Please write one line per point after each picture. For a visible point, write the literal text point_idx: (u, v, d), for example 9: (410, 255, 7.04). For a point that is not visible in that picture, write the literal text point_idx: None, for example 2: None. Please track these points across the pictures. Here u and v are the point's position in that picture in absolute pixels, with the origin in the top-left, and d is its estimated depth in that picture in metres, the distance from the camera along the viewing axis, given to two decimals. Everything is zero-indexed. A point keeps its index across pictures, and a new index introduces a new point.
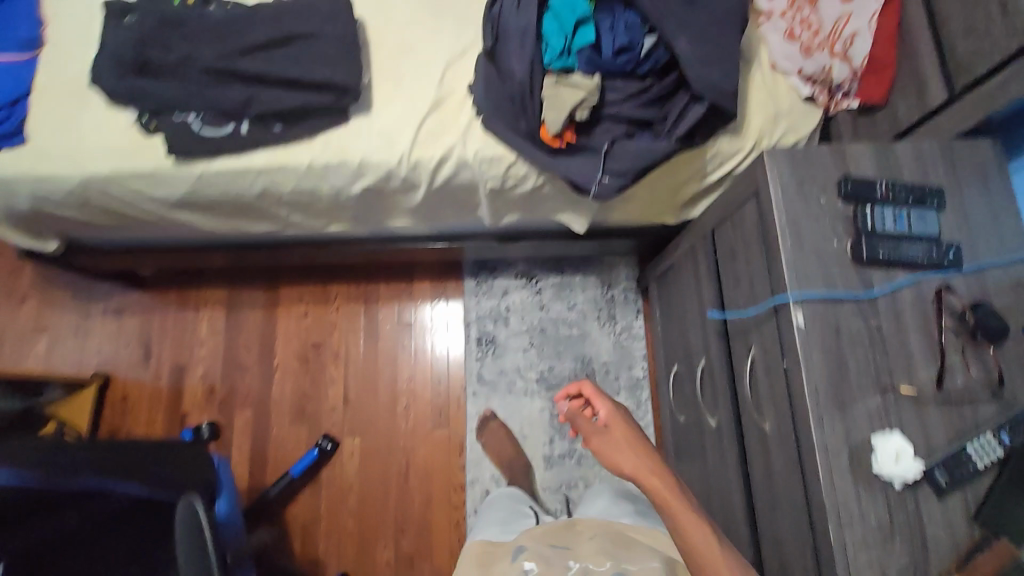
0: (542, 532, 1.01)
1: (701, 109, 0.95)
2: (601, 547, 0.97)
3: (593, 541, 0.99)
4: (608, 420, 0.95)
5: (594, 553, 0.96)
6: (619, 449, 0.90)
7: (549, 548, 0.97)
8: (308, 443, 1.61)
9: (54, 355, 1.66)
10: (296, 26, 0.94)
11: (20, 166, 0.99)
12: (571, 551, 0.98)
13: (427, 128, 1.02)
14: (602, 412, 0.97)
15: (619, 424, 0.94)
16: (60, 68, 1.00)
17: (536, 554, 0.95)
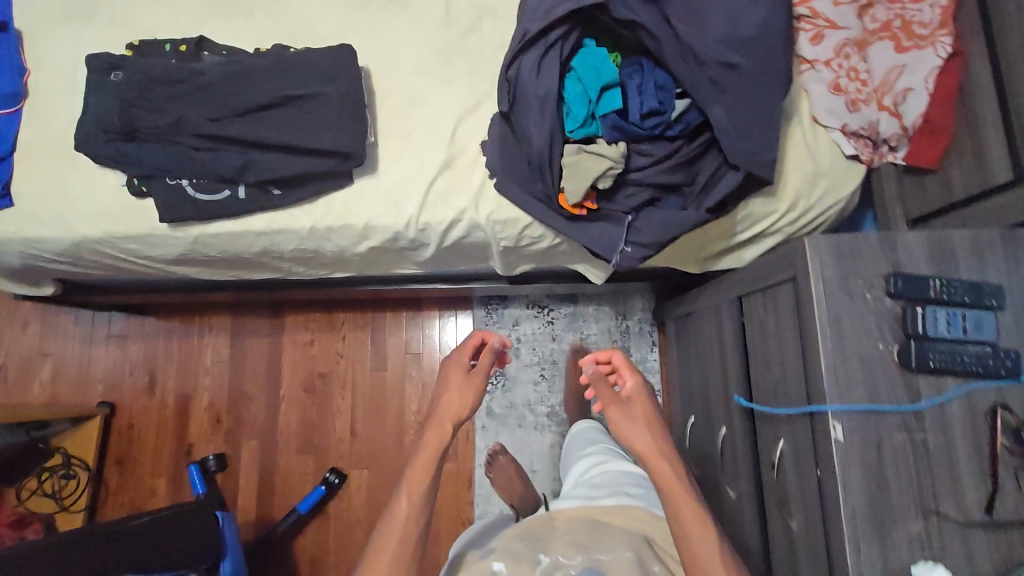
0: (512, 535, 0.92)
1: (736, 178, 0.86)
2: (575, 542, 0.88)
3: (565, 537, 0.90)
4: (632, 396, 0.90)
5: (566, 546, 0.87)
6: (636, 426, 0.86)
7: (520, 549, 0.88)
8: (314, 476, 1.58)
9: (60, 381, 1.64)
10: (294, 86, 0.87)
11: (7, 230, 0.94)
12: (544, 546, 0.89)
13: (437, 190, 0.95)
14: (628, 386, 0.91)
15: (638, 404, 0.89)
16: (47, 124, 0.95)
17: (505, 553, 0.86)
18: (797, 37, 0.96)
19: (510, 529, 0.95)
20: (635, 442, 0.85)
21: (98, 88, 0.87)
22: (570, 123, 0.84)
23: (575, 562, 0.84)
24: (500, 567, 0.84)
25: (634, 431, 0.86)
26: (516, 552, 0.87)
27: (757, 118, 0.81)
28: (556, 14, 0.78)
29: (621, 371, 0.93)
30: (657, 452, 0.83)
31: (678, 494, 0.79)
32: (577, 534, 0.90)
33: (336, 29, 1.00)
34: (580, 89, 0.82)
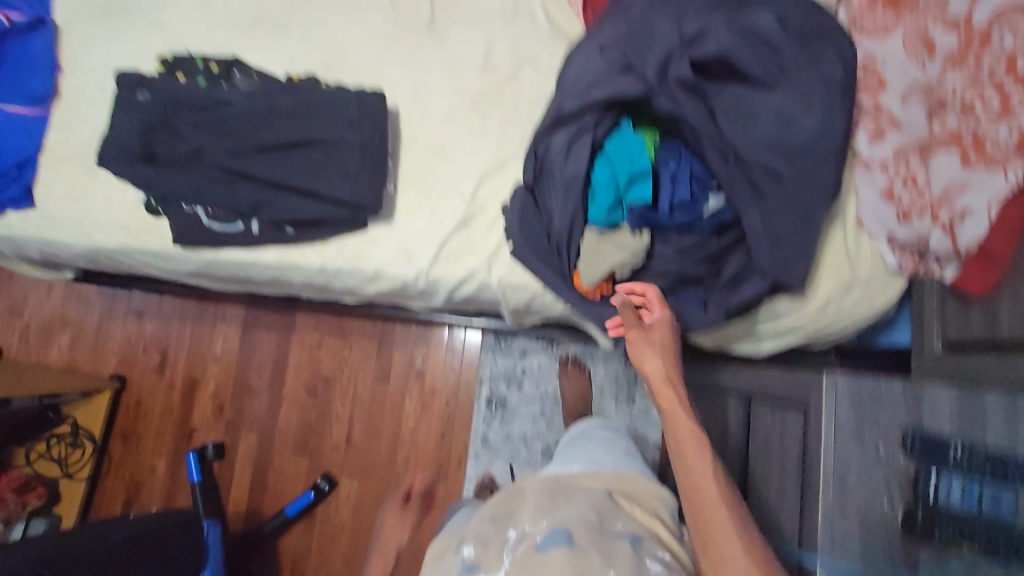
0: (482, 516, 0.83)
1: (762, 287, 0.80)
2: (543, 507, 0.78)
3: (534, 504, 0.80)
4: (655, 323, 0.81)
5: (534, 514, 0.77)
6: (650, 354, 0.78)
7: (488, 528, 0.78)
8: (306, 478, 1.60)
9: (78, 347, 1.70)
10: (317, 130, 0.85)
11: (28, 231, 0.95)
12: (513, 518, 0.79)
13: (451, 247, 0.92)
14: (653, 313, 0.82)
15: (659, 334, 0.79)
16: (76, 132, 0.95)
17: (475, 537, 0.77)
18: (857, 131, 0.91)
19: (480, 510, 0.85)
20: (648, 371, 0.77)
21: (124, 107, 0.86)
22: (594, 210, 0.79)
23: (541, 529, 0.72)
24: (467, 554, 0.75)
25: (648, 355, 0.78)
26: (483, 535, 0.77)
27: (795, 232, 0.75)
28: (594, 99, 0.75)
29: (648, 297, 0.83)
30: (665, 377, 0.76)
31: (677, 424, 0.72)
32: (545, 498, 0.81)
33: (371, 64, 0.97)
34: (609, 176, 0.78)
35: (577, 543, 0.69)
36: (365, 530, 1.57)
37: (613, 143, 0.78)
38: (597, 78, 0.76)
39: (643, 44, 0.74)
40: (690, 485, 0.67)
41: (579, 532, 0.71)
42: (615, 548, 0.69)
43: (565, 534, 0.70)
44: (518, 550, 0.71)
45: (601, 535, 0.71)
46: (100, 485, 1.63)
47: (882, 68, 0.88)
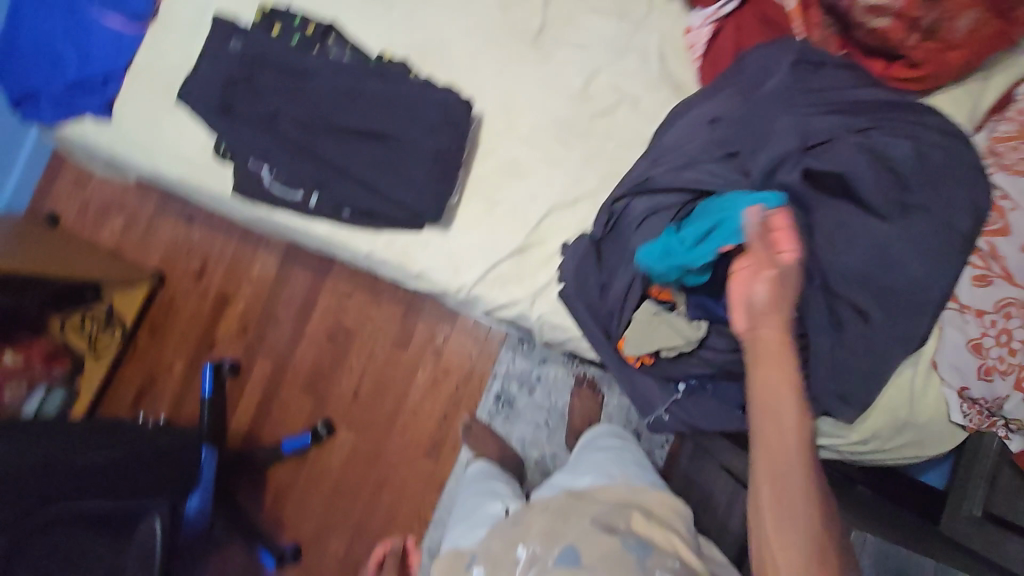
0: (490, 531, 0.82)
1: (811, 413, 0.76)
2: (553, 524, 0.77)
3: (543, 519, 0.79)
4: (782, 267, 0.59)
5: (544, 533, 0.76)
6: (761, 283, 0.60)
7: (500, 545, 0.78)
8: (307, 418, 1.65)
9: (127, 235, 1.74)
10: (396, 125, 0.81)
11: (99, 141, 0.95)
12: (524, 531, 0.78)
13: (501, 270, 0.89)
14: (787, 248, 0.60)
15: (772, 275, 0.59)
16: (162, 55, 0.93)
17: (487, 556, 0.78)
18: (961, 269, 0.79)
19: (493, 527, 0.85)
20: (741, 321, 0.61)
21: (213, 50, 0.84)
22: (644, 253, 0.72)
23: (550, 552, 0.73)
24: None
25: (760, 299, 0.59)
26: (495, 554, 0.77)
27: (864, 375, 0.69)
28: (684, 181, 0.72)
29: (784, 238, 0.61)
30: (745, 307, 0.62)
31: (765, 374, 0.56)
32: (556, 515, 0.78)
33: (468, 59, 0.91)
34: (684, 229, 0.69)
35: (587, 564, 0.70)
36: (350, 481, 1.63)
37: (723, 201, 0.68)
38: (695, 159, 0.73)
39: (753, 137, 0.71)
40: (775, 454, 0.53)
41: (587, 548, 0.71)
42: (622, 557, 0.70)
43: (573, 555, 0.71)
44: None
45: (612, 549, 0.71)
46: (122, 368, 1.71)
47: (1010, 210, 0.77)
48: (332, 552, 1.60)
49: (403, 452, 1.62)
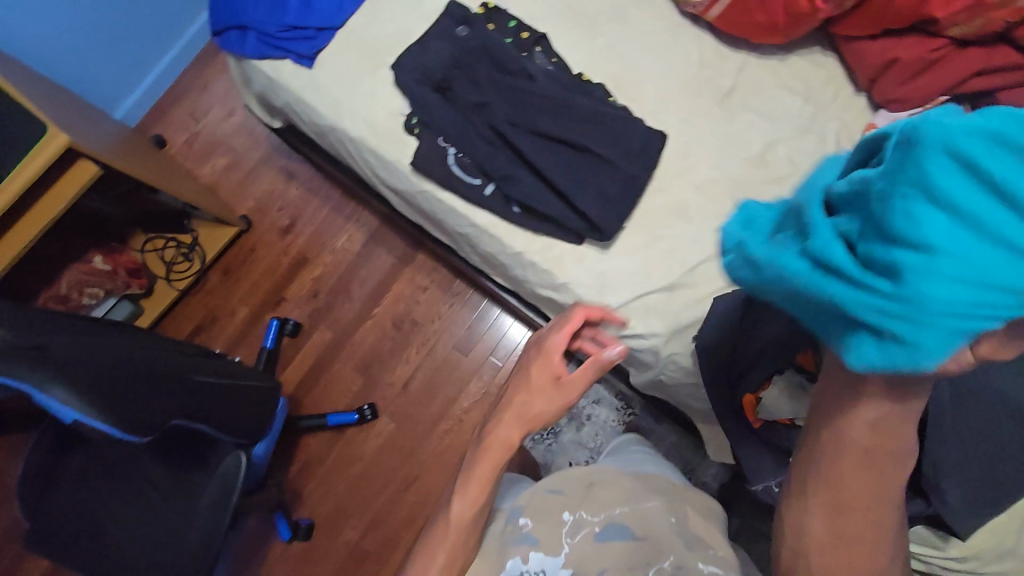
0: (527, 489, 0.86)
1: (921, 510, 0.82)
2: (600, 494, 0.84)
3: (592, 487, 0.85)
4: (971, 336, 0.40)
5: (590, 500, 0.83)
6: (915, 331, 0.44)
7: (546, 503, 0.83)
8: (353, 397, 1.64)
9: (228, 176, 1.78)
10: (598, 142, 0.85)
11: (292, 86, 0.98)
12: (569, 495, 0.84)
13: (646, 301, 0.91)
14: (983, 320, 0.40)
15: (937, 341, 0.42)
16: (377, 22, 0.97)
17: (534, 509, 0.83)
18: None
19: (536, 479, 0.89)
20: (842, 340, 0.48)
21: (443, 33, 0.89)
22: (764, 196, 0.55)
23: (597, 519, 0.81)
24: (525, 524, 0.81)
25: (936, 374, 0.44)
26: (543, 508, 0.83)
27: None
28: None
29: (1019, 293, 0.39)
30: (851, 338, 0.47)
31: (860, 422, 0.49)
32: (607, 486, 0.85)
33: (658, 100, 0.96)
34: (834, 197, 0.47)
35: (638, 536, 0.79)
36: (377, 469, 1.60)
37: (1001, 211, 0.37)
38: None
39: None
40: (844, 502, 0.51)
41: (635, 524, 0.80)
42: (671, 533, 0.79)
43: (624, 527, 0.80)
44: (576, 536, 0.80)
45: (659, 526, 0.80)
46: (183, 303, 1.69)
47: None
48: (344, 538, 1.55)
49: (437, 456, 1.59)
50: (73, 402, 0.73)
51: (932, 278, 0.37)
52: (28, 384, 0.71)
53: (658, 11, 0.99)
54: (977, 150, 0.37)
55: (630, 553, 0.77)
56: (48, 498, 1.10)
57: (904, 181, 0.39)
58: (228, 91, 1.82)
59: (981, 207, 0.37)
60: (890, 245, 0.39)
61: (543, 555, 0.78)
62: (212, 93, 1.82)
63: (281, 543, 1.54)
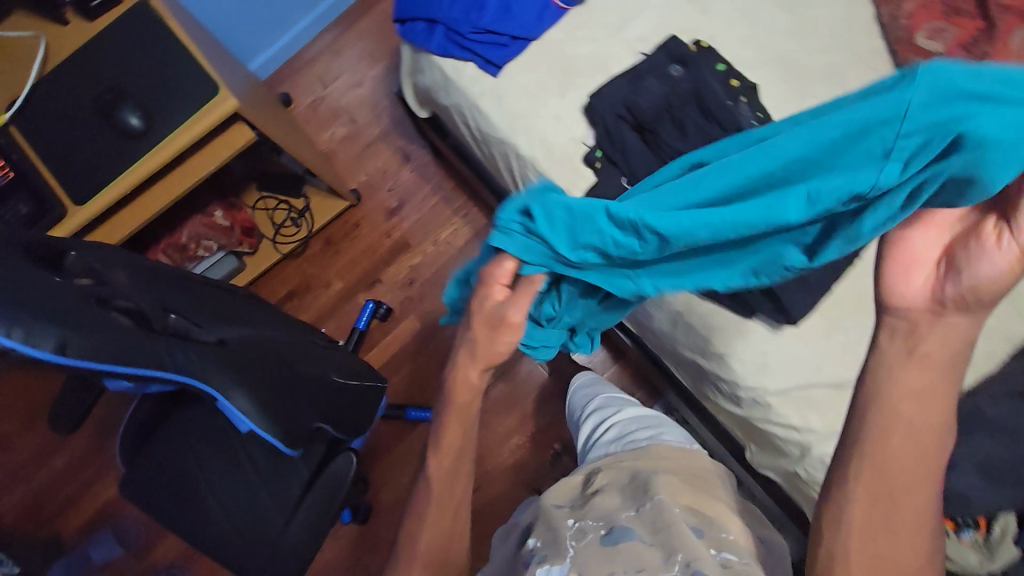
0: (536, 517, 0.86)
1: None
2: (607, 506, 0.79)
3: (600, 502, 0.81)
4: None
5: (597, 510, 0.79)
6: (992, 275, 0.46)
7: (552, 522, 0.80)
8: (431, 392, 1.62)
9: (344, 147, 1.76)
10: None
11: (473, 92, 0.94)
12: (579, 513, 0.81)
13: (810, 394, 0.84)
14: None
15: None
16: (574, 41, 0.91)
17: (540, 531, 0.80)
18: None
19: (548, 500, 0.90)
20: (899, 298, 0.50)
21: (655, 70, 0.83)
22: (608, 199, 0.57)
23: (602, 524, 0.74)
24: (535, 546, 0.77)
25: (992, 281, 0.45)
26: (549, 524, 0.81)
27: None
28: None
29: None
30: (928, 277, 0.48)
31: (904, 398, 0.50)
32: (612, 494, 0.83)
33: None
34: (743, 160, 0.50)
35: (644, 538, 0.70)
36: None
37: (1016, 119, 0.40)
38: None
39: None
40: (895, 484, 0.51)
41: (641, 524, 0.72)
42: (678, 524, 0.70)
43: (630, 528, 0.72)
44: (583, 538, 0.74)
45: (664, 518, 0.71)
46: (280, 265, 1.69)
47: None
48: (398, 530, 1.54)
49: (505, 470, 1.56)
50: (252, 411, 0.66)
51: (991, 162, 0.40)
52: (215, 389, 0.62)
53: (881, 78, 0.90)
54: (970, 93, 0.40)
55: (637, 551, 0.68)
56: (142, 456, 1.08)
57: (913, 122, 0.41)
58: (358, 59, 1.79)
59: (998, 117, 0.39)
60: (910, 162, 0.43)
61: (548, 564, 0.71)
62: (343, 60, 1.79)
63: (340, 524, 1.54)
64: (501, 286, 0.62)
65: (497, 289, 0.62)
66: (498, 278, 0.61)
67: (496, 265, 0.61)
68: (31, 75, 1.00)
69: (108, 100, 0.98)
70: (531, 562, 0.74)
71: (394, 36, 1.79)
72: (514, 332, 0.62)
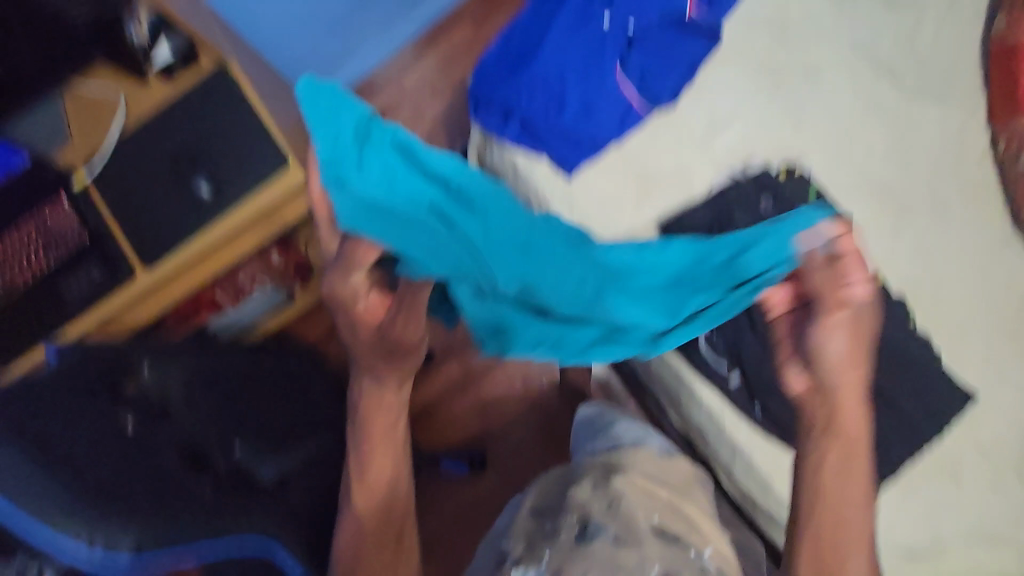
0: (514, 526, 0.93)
1: None
2: (583, 501, 0.87)
3: (577, 500, 0.89)
4: (861, 312, 0.66)
5: (576, 510, 0.86)
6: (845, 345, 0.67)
7: (529, 534, 0.88)
8: (464, 444, 1.57)
9: None
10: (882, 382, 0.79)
11: (544, 189, 0.89)
12: (555, 520, 0.88)
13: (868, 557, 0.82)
14: (857, 281, 0.66)
15: (861, 319, 0.67)
16: (655, 151, 0.87)
17: (519, 536, 0.88)
18: None
19: (524, 509, 0.96)
20: (791, 382, 0.72)
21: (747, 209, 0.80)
22: (472, 228, 0.59)
23: (577, 526, 0.82)
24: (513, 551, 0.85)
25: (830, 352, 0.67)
26: (525, 530, 0.90)
27: None
28: None
29: (860, 264, 0.66)
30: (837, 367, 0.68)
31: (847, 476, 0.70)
32: (585, 487, 0.91)
33: (960, 330, 0.82)
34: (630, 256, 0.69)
35: (616, 534, 0.78)
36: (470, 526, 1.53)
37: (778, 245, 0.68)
38: None
39: None
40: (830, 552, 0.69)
41: (616, 524, 0.80)
42: (643, 533, 0.78)
43: (601, 526, 0.80)
44: (559, 541, 0.80)
45: (633, 525, 0.80)
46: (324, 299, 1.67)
47: None
48: None
49: None
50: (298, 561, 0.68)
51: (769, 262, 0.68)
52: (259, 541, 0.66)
53: (986, 216, 0.84)
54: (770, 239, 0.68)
55: (608, 551, 0.74)
56: None
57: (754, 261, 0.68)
58: (417, 92, 1.75)
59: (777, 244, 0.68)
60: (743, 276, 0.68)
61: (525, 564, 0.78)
62: (403, 94, 1.76)
63: None
64: (367, 304, 0.64)
65: (367, 311, 0.64)
66: (350, 300, 0.63)
67: (339, 278, 0.61)
68: (112, 132, 1.01)
69: (183, 168, 1.00)
70: (507, 562, 0.83)
71: (456, 72, 1.75)
72: (407, 346, 0.67)
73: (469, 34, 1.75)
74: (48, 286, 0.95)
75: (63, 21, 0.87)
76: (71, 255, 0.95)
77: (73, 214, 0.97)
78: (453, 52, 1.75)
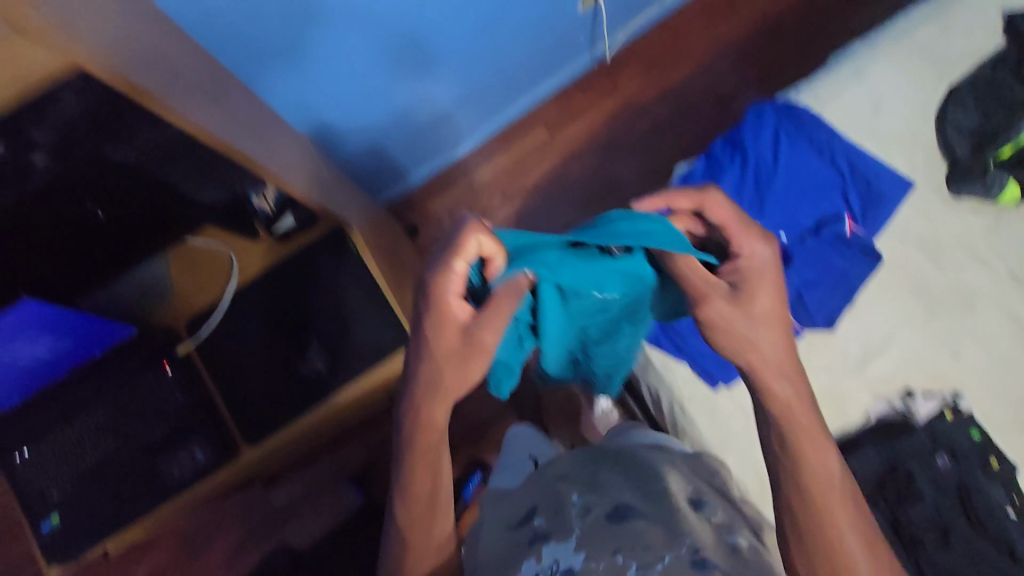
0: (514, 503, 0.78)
1: None
2: (625, 469, 0.78)
3: (610, 476, 0.76)
4: (744, 273, 0.70)
5: (598, 488, 0.72)
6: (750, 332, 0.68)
7: (554, 496, 0.72)
8: None
9: None
10: None
11: (680, 393, 0.91)
12: (583, 485, 0.74)
13: None
14: (749, 249, 0.71)
15: (756, 274, 0.71)
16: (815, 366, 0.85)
17: (546, 508, 0.70)
18: None
19: (527, 489, 0.80)
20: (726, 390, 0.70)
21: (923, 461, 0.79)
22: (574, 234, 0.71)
23: (607, 502, 0.68)
24: (538, 523, 0.67)
25: (772, 322, 0.69)
26: (552, 500, 0.71)
27: None
28: None
29: (690, 196, 0.73)
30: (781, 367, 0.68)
31: None
32: (617, 474, 0.77)
33: None
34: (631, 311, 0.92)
35: (648, 516, 0.65)
36: None
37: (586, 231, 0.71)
38: None
39: None
40: None
41: (645, 506, 0.67)
42: (687, 520, 0.65)
43: (634, 511, 0.66)
44: (588, 516, 0.66)
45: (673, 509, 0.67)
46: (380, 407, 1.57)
47: None
48: None
49: None
50: None
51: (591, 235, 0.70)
52: None
53: None
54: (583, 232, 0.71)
55: (642, 532, 0.62)
56: None
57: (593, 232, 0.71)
58: (487, 192, 1.69)
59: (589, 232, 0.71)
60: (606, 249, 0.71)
61: (555, 542, 0.62)
62: (473, 194, 1.69)
63: None
64: (457, 300, 0.69)
65: (458, 312, 0.69)
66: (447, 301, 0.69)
67: (444, 282, 0.68)
68: (220, 296, 0.95)
69: (291, 341, 0.93)
70: (535, 540, 0.64)
71: (528, 176, 1.70)
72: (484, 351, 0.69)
73: (544, 138, 1.70)
74: (148, 465, 0.89)
75: (187, 195, 0.76)
76: (175, 432, 0.89)
77: (177, 385, 0.90)
78: (526, 155, 1.70)
